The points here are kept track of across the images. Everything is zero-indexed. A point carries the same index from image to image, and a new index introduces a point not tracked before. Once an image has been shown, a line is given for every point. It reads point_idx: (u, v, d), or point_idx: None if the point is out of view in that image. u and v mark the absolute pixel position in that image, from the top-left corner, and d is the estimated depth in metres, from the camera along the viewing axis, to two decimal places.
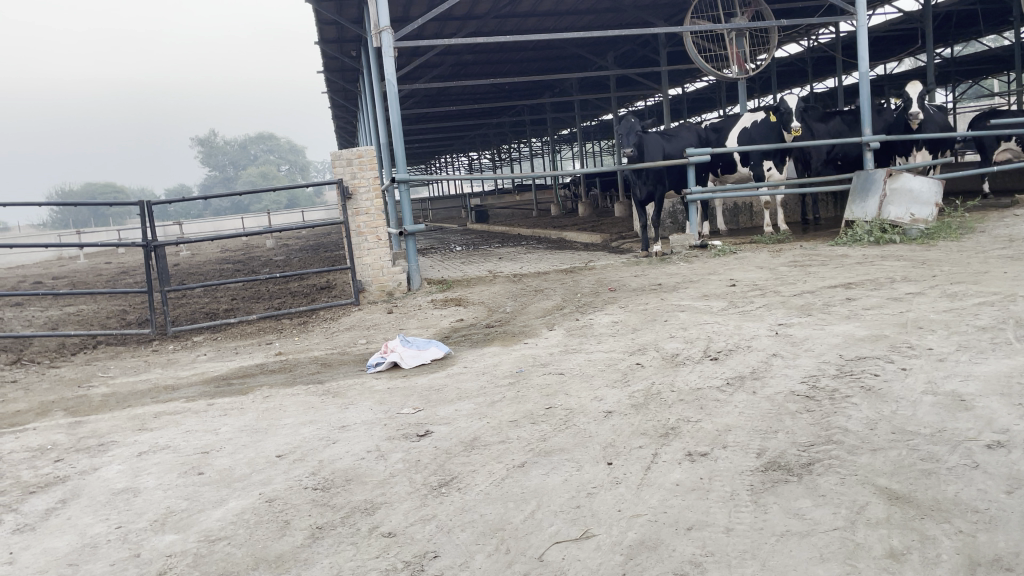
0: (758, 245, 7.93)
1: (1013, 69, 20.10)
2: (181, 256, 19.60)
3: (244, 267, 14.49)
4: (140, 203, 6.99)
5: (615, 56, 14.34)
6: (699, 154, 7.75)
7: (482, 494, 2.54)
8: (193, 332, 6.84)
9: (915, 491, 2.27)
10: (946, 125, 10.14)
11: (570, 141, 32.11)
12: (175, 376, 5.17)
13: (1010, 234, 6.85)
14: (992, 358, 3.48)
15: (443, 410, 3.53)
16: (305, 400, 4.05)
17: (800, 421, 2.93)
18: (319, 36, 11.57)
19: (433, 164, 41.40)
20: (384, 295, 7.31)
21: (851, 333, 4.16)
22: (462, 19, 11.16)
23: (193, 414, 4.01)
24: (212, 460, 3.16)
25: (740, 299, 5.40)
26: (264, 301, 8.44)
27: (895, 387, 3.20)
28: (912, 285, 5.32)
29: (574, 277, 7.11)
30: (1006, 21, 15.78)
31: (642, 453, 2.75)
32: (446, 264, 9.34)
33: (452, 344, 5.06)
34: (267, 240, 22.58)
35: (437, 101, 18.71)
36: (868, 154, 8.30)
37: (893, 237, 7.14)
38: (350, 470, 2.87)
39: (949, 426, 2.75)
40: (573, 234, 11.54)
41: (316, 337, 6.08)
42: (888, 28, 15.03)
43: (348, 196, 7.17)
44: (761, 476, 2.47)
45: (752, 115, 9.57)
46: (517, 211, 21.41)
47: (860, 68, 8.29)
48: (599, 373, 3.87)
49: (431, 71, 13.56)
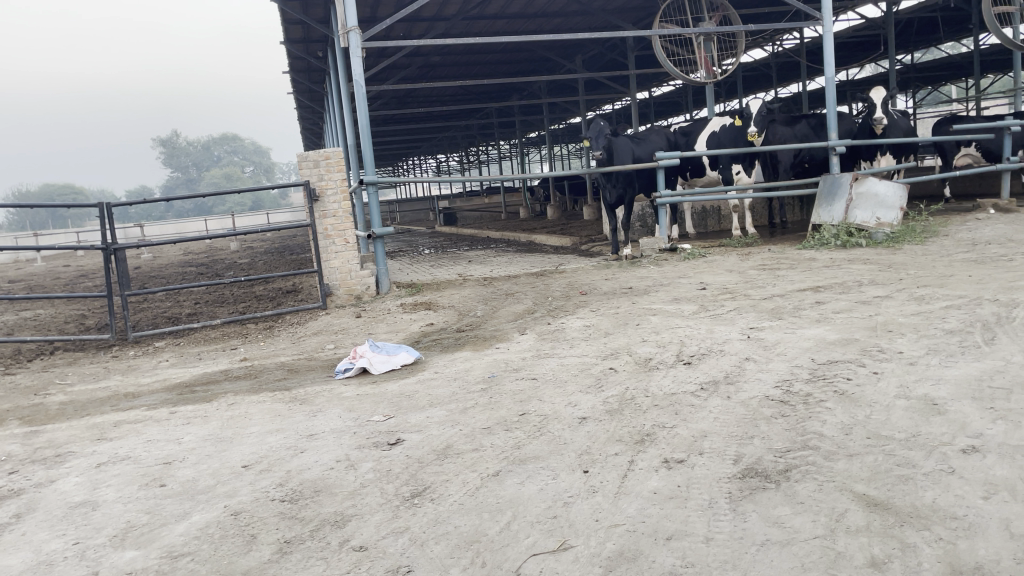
0: (727, 249, 7.96)
1: (971, 76, 20.52)
2: (142, 260, 19.22)
3: (207, 270, 14.24)
4: (100, 205, 6.79)
5: (584, 59, 14.36)
6: (669, 157, 7.76)
7: (455, 504, 2.48)
8: (155, 338, 6.67)
9: (893, 498, 2.26)
10: (909, 131, 10.29)
11: (537, 145, 32.17)
12: (136, 383, 5.03)
13: (973, 238, 6.96)
14: (962, 362, 3.50)
15: (414, 417, 3.46)
16: (271, 408, 3.94)
17: (775, 426, 2.92)
18: (285, 36, 11.41)
19: (401, 166, 41.20)
20: (352, 299, 7.20)
21: (822, 336, 4.18)
22: (430, 21, 11.09)
23: (155, 423, 3.88)
24: (174, 472, 3.06)
25: (711, 302, 5.40)
26: (229, 305, 8.27)
27: (868, 391, 3.21)
28: (879, 288, 5.37)
29: (545, 280, 7.07)
30: (964, 29, 16.11)
31: (619, 461, 2.71)
32: (415, 267, 9.24)
33: (423, 348, 4.99)
34: (231, 243, 22.25)
35: (405, 102, 18.60)
36: (834, 158, 8.38)
37: (859, 241, 7.22)
38: (319, 481, 2.78)
39: (923, 430, 2.75)
40: (542, 237, 11.51)
41: (282, 342, 5.96)
42: (851, 34, 15.26)
43: (316, 198, 7.05)
44: (738, 484, 2.45)
45: (720, 120, 9.63)
46: (485, 214, 21.44)
47: (826, 73, 8.36)
48: (572, 378, 3.82)
49: (399, 72, 13.45)
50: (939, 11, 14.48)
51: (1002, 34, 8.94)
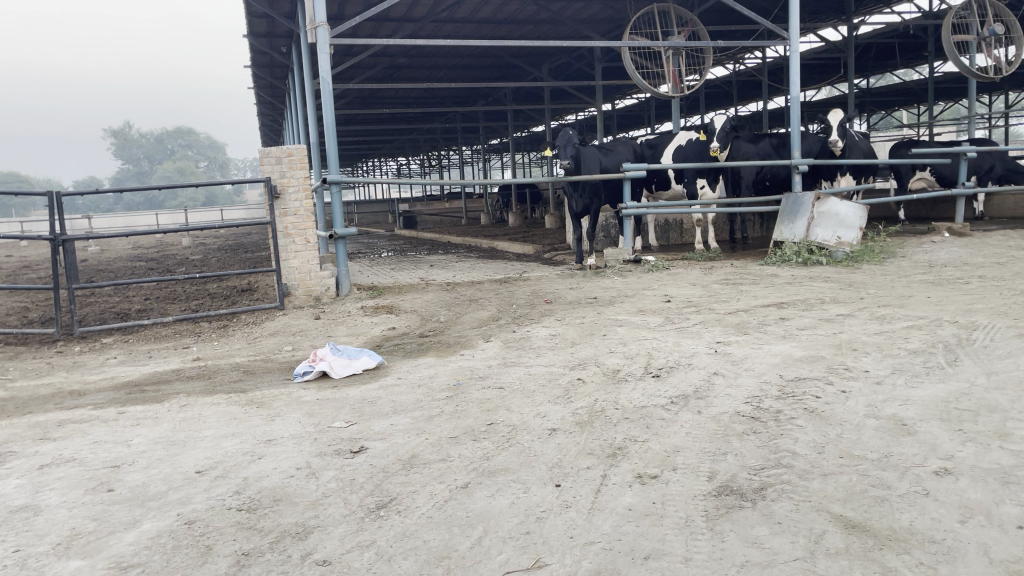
0: (690, 262, 7.99)
1: (923, 102, 21.10)
2: (89, 253, 18.62)
3: (158, 265, 13.84)
4: (49, 193, 6.51)
5: (551, 68, 14.38)
6: (636, 169, 7.76)
7: (424, 518, 2.38)
8: (103, 334, 6.42)
9: (871, 520, 2.23)
10: (867, 153, 10.49)
11: (500, 151, 32.14)
12: (81, 380, 4.81)
13: (929, 260, 7.09)
14: (927, 382, 3.52)
15: (378, 424, 3.35)
16: (226, 411, 3.79)
17: (748, 443, 2.88)
18: (249, 29, 11.19)
19: (361, 167, 40.84)
20: (311, 300, 7.03)
21: (789, 353, 4.18)
22: (398, 21, 10.99)
23: (102, 423, 3.71)
24: (123, 476, 2.90)
25: (676, 315, 5.39)
26: (181, 302, 8.02)
27: (838, 409, 3.20)
28: (842, 306, 5.41)
29: (509, 287, 7.00)
30: (920, 56, 16.54)
31: (591, 475, 2.64)
32: (376, 270, 9.09)
33: (385, 353, 4.88)
34: (184, 238, 21.73)
35: (368, 103, 18.41)
36: (797, 177, 8.48)
37: (820, 259, 7.31)
38: (278, 490, 2.66)
39: (895, 451, 2.74)
40: (504, 244, 11.45)
41: (237, 342, 5.77)
42: (812, 56, 15.56)
43: (276, 195, 6.88)
44: (715, 501, 2.40)
45: (687, 134, 9.71)
46: (445, 219, 21.33)
47: (792, 92, 8.45)
48: (540, 389, 3.74)
49: (365, 72, 13.30)
50: (897, 38, 14.85)
51: (959, 62, 9.18)
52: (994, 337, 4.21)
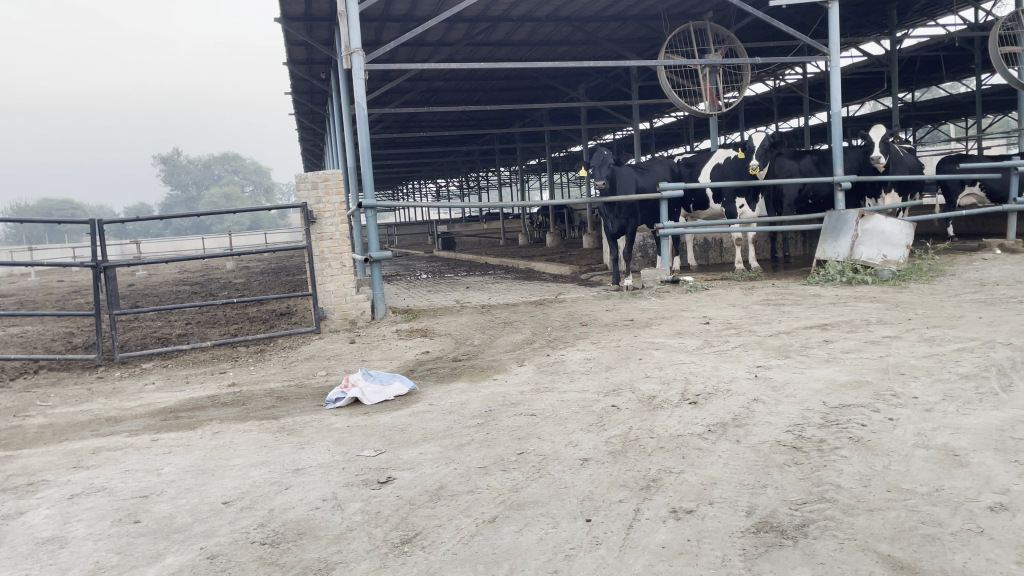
0: (730, 283, 7.82)
1: (972, 115, 20.59)
2: (137, 277, 19.06)
3: (201, 289, 14.06)
4: (91, 220, 6.62)
5: (587, 88, 14.35)
6: (673, 189, 7.65)
7: (448, 554, 2.31)
8: (143, 359, 6.48)
9: (921, 561, 2.10)
10: (913, 168, 10.22)
11: (538, 172, 32.23)
12: (119, 406, 4.84)
13: (981, 279, 6.84)
14: (981, 409, 3.34)
15: (406, 453, 3.30)
16: (257, 438, 3.77)
17: (789, 475, 2.76)
18: (288, 57, 11.39)
19: (401, 190, 41.30)
20: (347, 323, 7.04)
21: (832, 378, 4.03)
22: (434, 45, 11.07)
23: (134, 451, 3.71)
24: (151, 507, 2.88)
25: (715, 338, 5.25)
26: (221, 327, 8.09)
27: (885, 438, 3.04)
28: (888, 328, 5.22)
29: (544, 310, 6.93)
30: (966, 68, 16.14)
31: (623, 509, 2.54)
32: (411, 293, 9.08)
33: (418, 378, 4.83)
34: (228, 262, 22.11)
35: (405, 126, 18.58)
36: (840, 194, 8.26)
37: (865, 278, 7.11)
38: (303, 523, 2.61)
39: (946, 484, 2.59)
40: (541, 265, 11.37)
41: (272, 367, 5.79)
42: (854, 70, 15.29)
43: (313, 220, 6.91)
44: (753, 539, 2.29)
45: (724, 152, 9.56)
46: (483, 240, 21.39)
47: (833, 108, 8.25)
48: (573, 416, 3.65)
49: (403, 96, 13.42)
50: (942, 50, 14.51)
51: (1006, 74, 8.87)
52: None
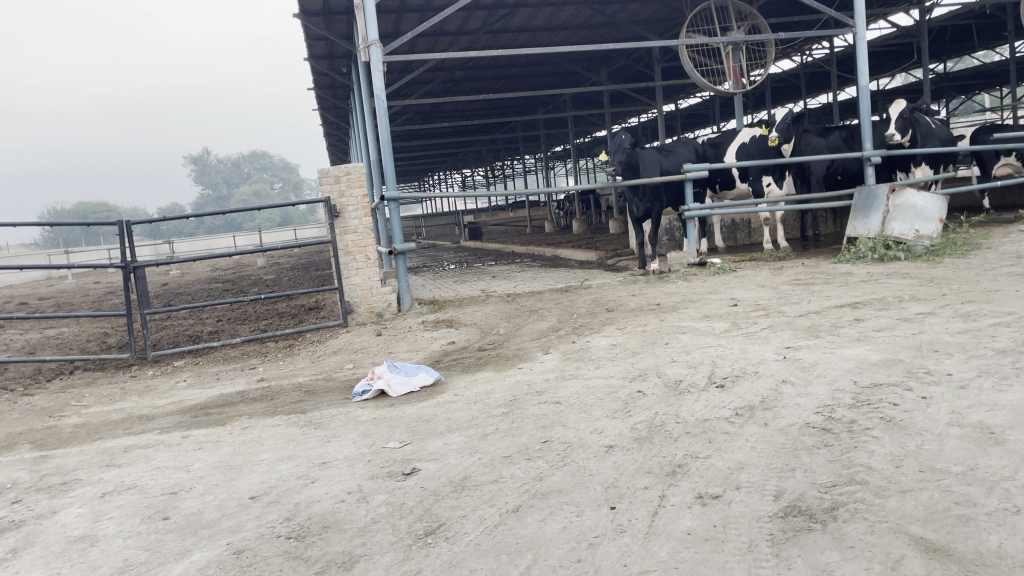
0: (759, 263, 7.71)
1: (1007, 84, 20.06)
2: (171, 277, 19.35)
3: (232, 286, 14.21)
4: (119, 221, 6.69)
5: (609, 72, 14.23)
6: (697, 169, 7.53)
7: (471, 545, 2.30)
8: (174, 357, 6.57)
9: (955, 542, 2.05)
10: (946, 139, 9.97)
11: (563, 158, 32.13)
12: (151, 404, 4.90)
13: (1018, 251, 6.65)
14: (1017, 385, 3.25)
15: (431, 444, 3.29)
16: (285, 432, 3.80)
17: (819, 458, 2.70)
18: (309, 52, 11.44)
19: (427, 181, 41.45)
20: (373, 316, 7.06)
21: (863, 357, 3.94)
22: (453, 34, 11.04)
23: (165, 448, 3.75)
24: (179, 503, 2.91)
25: (743, 320, 5.18)
26: (251, 323, 8.17)
27: (918, 418, 2.97)
28: (921, 304, 5.11)
29: (570, 296, 6.89)
30: (999, 36, 15.71)
31: (648, 496, 2.51)
32: (438, 283, 9.09)
33: (443, 368, 4.83)
34: (259, 258, 22.35)
35: (429, 118, 18.60)
36: (869, 169, 8.09)
37: (898, 254, 6.94)
38: (328, 516, 2.62)
39: (982, 463, 2.52)
40: (567, 251, 11.33)
41: (301, 361, 5.83)
42: (883, 42, 14.96)
43: (336, 214, 6.93)
44: (781, 524, 2.24)
45: (749, 130, 9.40)
46: (510, 228, 21.37)
47: (861, 81, 8.05)
48: (598, 402, 3.62)
49: (423, 87, 13.42)
50: (974, 19, 14.14)
51: None
52: None
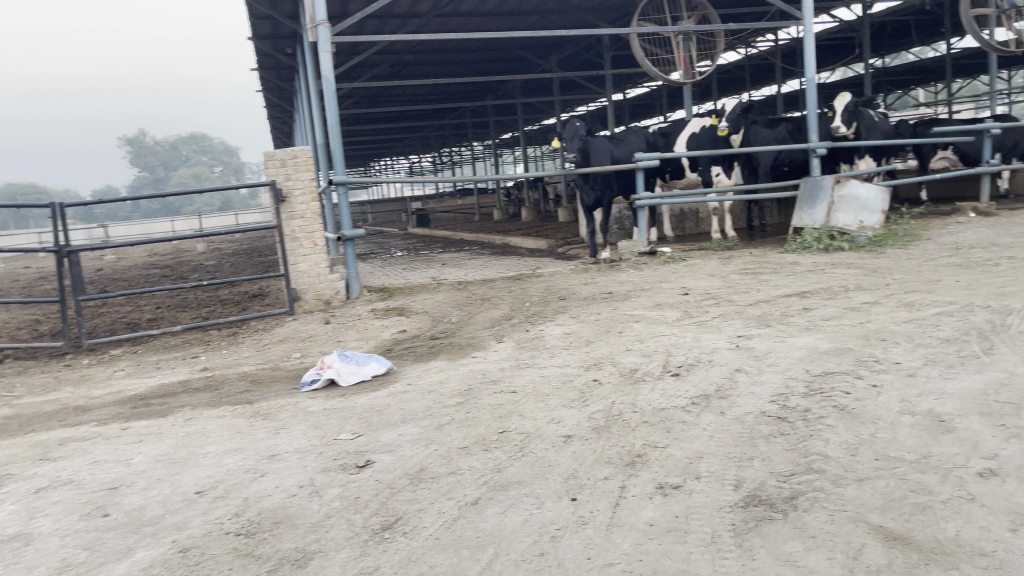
0: (708, 253, 7.78)
1: (942, 79, 20.66)
2: (106, 262, 18.68)
3: (171, 272, 13.79)
4: (51, 203, 6.37)
5: (559, 59, 14.20)
6: (649, 158, 7.55)
7: (431, 540, 2.24)
8: (111, 345, 6.32)
9: (913, 531, 2.07)
10: (887, 132, 10.20)
11: (511, 145, 32.05)
12: (87, 395, 4.70)
13: (956, 243, 6.84)
14: (963, 373, 3.32)
15: (385, 435, 3.21)
16: (231, 424, 3.67)
17: (776, 446, 2.71)
18: (252, 31, 11.12)
19: (373, 167, 40.98)
20: (321, 304, 6.91)
21: (814, 345, 3.99)
22: (402, 17, 10.86)
23: (103, 441, 3.59)
24: (120, 499, 2.77)
25: (694, 308, 5.21)
26: (192, 310, 7.92)
27: (869, 406, 3.01)
28: (867, 294, 5.21)
29: (522, 284, 6.85)
30: (936, 32, 16.15)
31: (609, 487, 2.49)
32: (386, 271, 8.95)
33: (395, 358, 4.73)
34: (199, 243, 21.76)
35: (376, 102, 18.33)
36: (815, 161, 8.22)
37: (842, 245, 7.08)
38: (279, 511, 2.53)
39: (934, 451, 2.56)
40: (517, 239, 11.28)
41: (245, 350, 5.66)
42: (826, 36, 15.24)
43: (283, 199, 6.75)
44: (743, 514, 2.24)
45: (699, 120, 9.47)
46: (458, 215, 21.25)
47: (808, 74, 8.17)
48: (554, 392, 3.58)
49: (371, 70, 13.20)
50: (912, 15, 14.51)
51: (977, 38, 8.78)
52: None
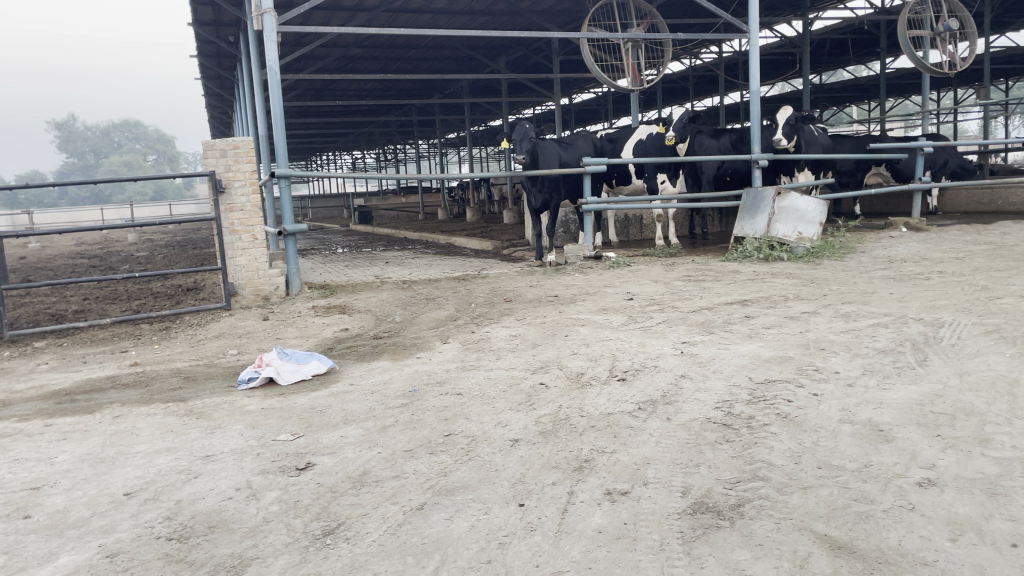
0: (652, 259, 7.85)
1: (875, 98, 21.38)
2: (31, 250, 17.91)
3: (99, 263, 13.29)
4: None
5: (508, 61, 14.21)
6: (596, 163, 7.58)
7: (374, 546, 2.17)
8: (35, 337, 6.03)
9: (857, 540, 2.09)
10: (825, 146, 10.46)
11: (456, 145, 31.96)
12: (8, 388, 4.46)
13: (889, 256, 7.05)
14: (900, 384, 3.40)
15: (326, 436, 3.12)
16: (162, 422, 3.52)
17: (722, 453, 2.73)
18: (194, 17, 10.81)
19: (315, 162, 40.39)
20: (259, 300, 6.72)
21: (756, 353, 4.04)
22: (351, 10, 10.71)
23: (24, 438, 3.40)
24: (42, 500, 2.62)
25: (639, 313, 5.24)
26: (121, 303, 7.63)
27: (811, 414, 3.05)
28: (805, 303, 5.31)
29: (467, 285, 6.80)
30: (872, 52, 16.70)
31: (556, 492, 2.46)
32: (328, 268, 8.78)
33: (337, 357, 4.63)
34: (130, 234, 21.06)
35: (321, 95, 18.04)
36: (756, 171, 8.37)
37: (781, 255, 7.23)
38: (214, 514, 2.42)
39: (874, 460, 2.60)
40: (462, 240, 11.22)
41: (179, 345, 5.47)
42: (769, 51, 15.61)
43: (221, 190, 6.56)
44: (690, 521, 2.23)
45: (646, 127, 9.56)
46: (401, 214, 21.07)
47: (752, 86, 8.32)
48: (501, 395, 3.54)
49: (317, 63, 12.98)
50: (850, 34, 14.97)
51: (912, 57, 9.12)
52: (961, 335, 4.11)
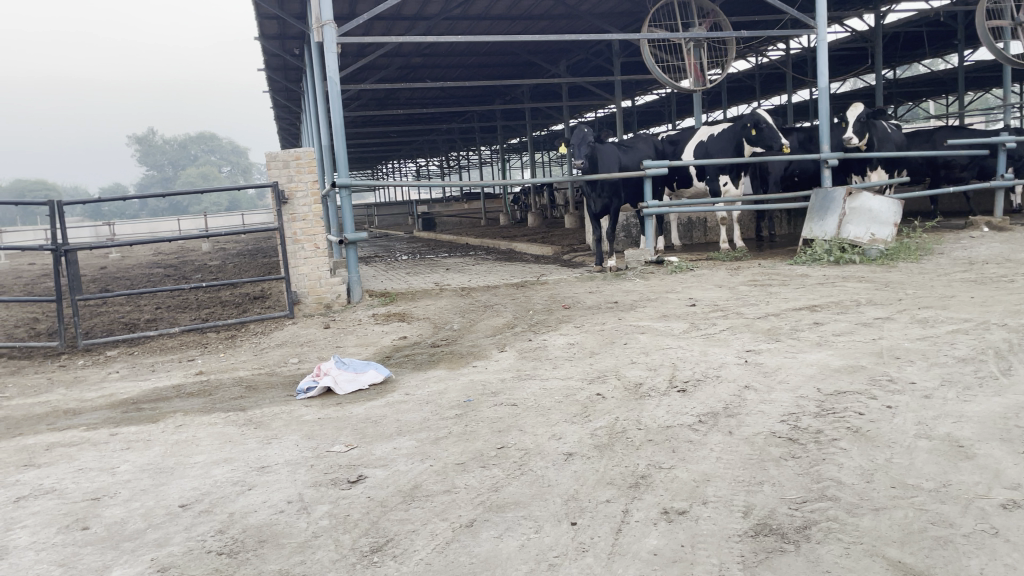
0: (716, 263, 7.66)
1: (954, 92, 20.50)
2: (112, 260, 18.63)
3: (174, 272, 13.71)
4: (50, 202, 6.27)
5: (568, 64, 14.12)
6: (657, 166, 7.44)
7: (422, 565, 2.12)
8: (108, 345, 6.24)
9: (934, 568, 1.94)
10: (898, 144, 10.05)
11: (519, 151, 31.99)
12: (79, 397, 4.59)
13: (970, 258, 6.69)
14: (982, 396, 3.18)
15: (379, 448, 3.09)
16: (222, 432, 3.56)
17: (787, 470, 2.59)
18: (260, 31, 11.08)
19: (380, 170, 41.02)
20: (321, 308, 6.80)
21: (825, 362, 3.86)
22: (411, 19, 10.81)
23: (91, 447, 3.48)
24: (102, 511, 2.66)
25: (701, 320, 5.08)
26: (191, 311, 7.83)
27: (884, 429, 2.88)
28: (878, 309, 5.07)
29: (526, 292, 6.74)
30: (948, 44, 16.01)
31: (611, 511, 2.37)
32: (390, 275, 8.84)
33: (394, 365, 4.62)
34: (204, 244, 21.72)
35: (384, 105, 18.31)
36: (826, 171, 8.08)
37: (853, 257, 6.95)
38: (265, 528, 2.41)
39: (954, 479, 2.43)
40: (522, 246, 11.16)
41: (243, 354, 5.56)
42: (839, 46, 15.13)
43: (285, 200, 6.65)
44: (752, 544, 2.12)
45: (709, 128, 9.36)
46: (464, 220, 21.17)
47: (822, 82, 8.02)
48: (556, 406, 3.46)
49: (379, 73, 13.16)
50: (926, 26, 14.37)
51: (992, 48, 8.69)
52: None
